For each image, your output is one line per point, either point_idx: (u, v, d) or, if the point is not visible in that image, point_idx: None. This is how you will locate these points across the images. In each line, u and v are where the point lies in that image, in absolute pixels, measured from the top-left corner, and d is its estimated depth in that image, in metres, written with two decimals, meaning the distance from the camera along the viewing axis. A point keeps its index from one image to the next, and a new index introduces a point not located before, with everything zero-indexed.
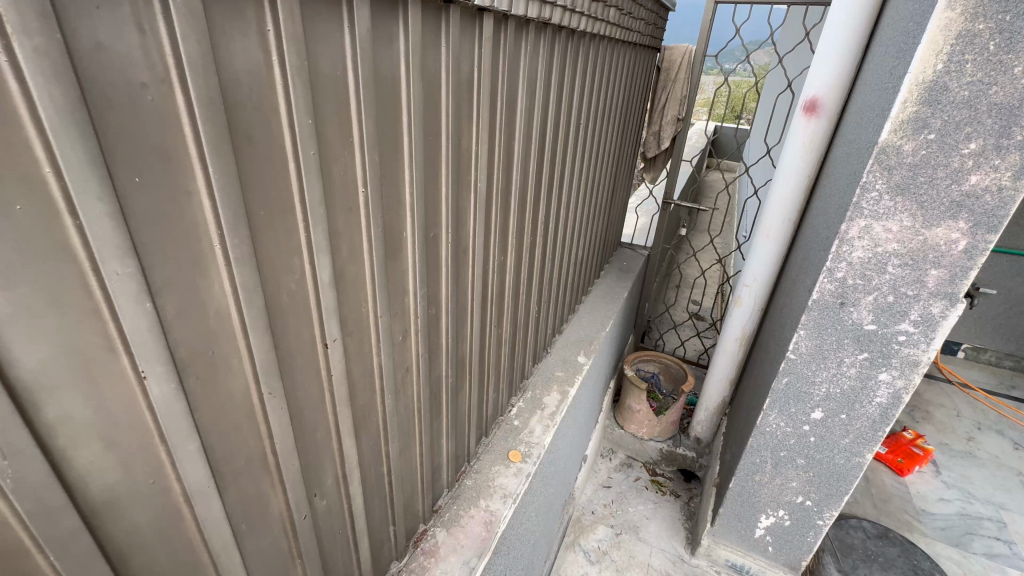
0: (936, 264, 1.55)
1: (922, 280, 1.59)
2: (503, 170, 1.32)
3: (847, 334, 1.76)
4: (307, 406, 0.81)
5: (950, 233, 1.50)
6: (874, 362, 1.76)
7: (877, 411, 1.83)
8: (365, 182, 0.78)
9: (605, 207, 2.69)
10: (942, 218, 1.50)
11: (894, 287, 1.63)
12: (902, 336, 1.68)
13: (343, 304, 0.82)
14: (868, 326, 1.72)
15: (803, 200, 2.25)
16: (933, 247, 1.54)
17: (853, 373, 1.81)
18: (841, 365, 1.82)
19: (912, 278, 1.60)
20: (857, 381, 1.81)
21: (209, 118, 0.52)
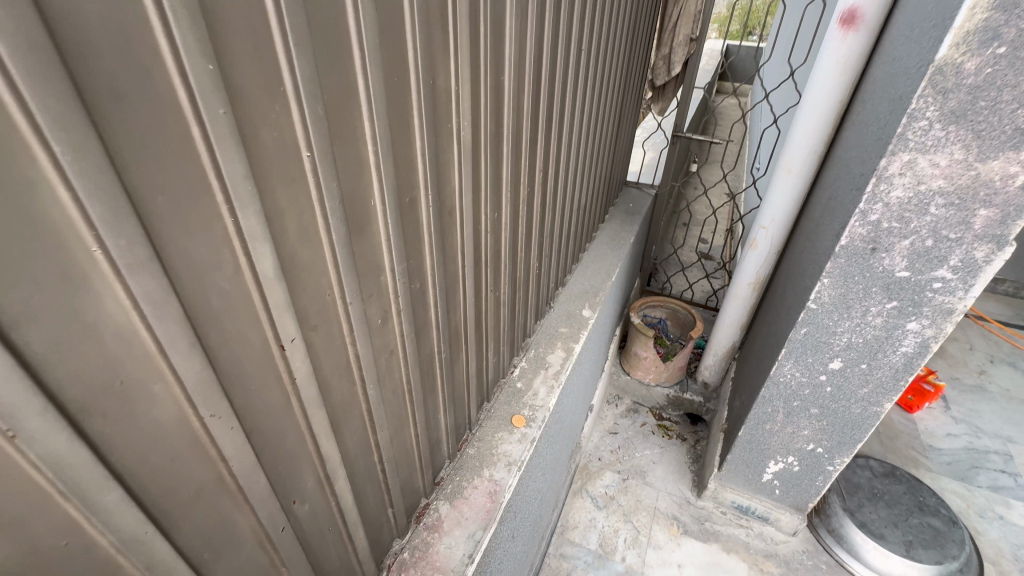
0: (987, 203, 1.38)
1: (968, 221, 1.41)
2: (493, 114, 1.12)
3: (876, 281, 1.61)
4: (268, 416, 0.69)
5: (1007, 168, 1.31)
6: (903, 311, 1.62)
7: (901, 361, 1.72)
8: (309, 145, 0.62)
9: (610, 145, 2.46)
10: (1001, 149, 1.30)
11: (935, 230, 1.46)
12: (937, 283, 1.53)
13: (300, 296, 0.68)
14: (901, 273, 1.57)
15: (830, 131, 2.02)
16: (985, 183, 1.35)
17: (878, 322, 1.68)
18: (866, 315, 1.69)
19: (957, 219, 1.43)
20: (882, 331, 1.69)
21: (37, 74, 0.35)
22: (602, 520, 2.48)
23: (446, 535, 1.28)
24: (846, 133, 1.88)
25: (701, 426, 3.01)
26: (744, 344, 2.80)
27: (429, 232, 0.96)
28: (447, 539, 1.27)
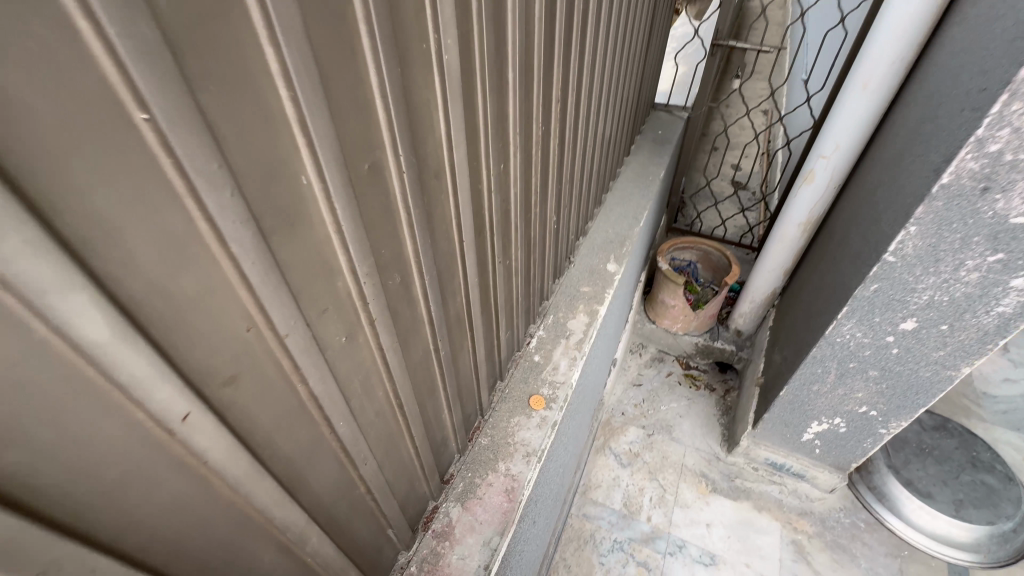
0: None
1: None
2: (493, 26, 0.79)
3: (980, 229, 1.29)
4: (173, 517, 0.48)
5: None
6: (1010, 265, 1.31)
7: (993, 323, 1.44)
8: (154, 108, 0.34)
9: (640, 60, 2.03)
10: None
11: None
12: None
13: (194, 347, 0.44)
14: (1016, 219, 1.24)
15: (928, 32, 1.59)
16: None
17: (973, 278, 1.38)
18: (958, 269, 1.38)
19: None
20: (975, 289, 1.39)
21: None
22: (626, 478, 2.37)
23: (458, 543, 1.13)
24: (952, 34, 1.46)
25: (731, 375, 2.82)
26: (786, 290, 2.51)
27: (406, 206, 0.69)
28: (460, 547, 1.12)
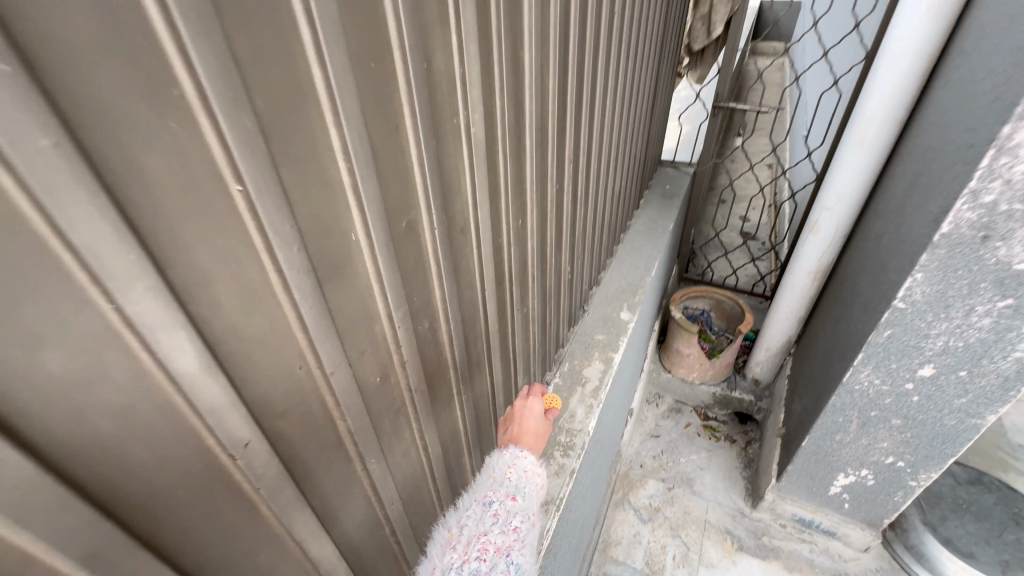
0: None
1: None
2: (512, 100, 0.89)
3: (986, 276, 1.32)
4: (223, 542, 0.52)
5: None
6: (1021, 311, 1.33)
7: (1011, 367, 1.43)
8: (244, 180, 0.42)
9: (645, 122, 2.17)
10: None
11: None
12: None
13: (255, 383, 0.50)
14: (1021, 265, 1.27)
15: (916, 95, 1.70)
16: None
17: (985, 324, 1.40)
18: (971, 313, 1.40)
19: None
20: (990, 334, 1.41)
21: None
22: (648, 535, 2.29)
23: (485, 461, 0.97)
24: (940, 91, 1.56)
25: (752, 427, 2.76)
26: (802, 338, 2.52)
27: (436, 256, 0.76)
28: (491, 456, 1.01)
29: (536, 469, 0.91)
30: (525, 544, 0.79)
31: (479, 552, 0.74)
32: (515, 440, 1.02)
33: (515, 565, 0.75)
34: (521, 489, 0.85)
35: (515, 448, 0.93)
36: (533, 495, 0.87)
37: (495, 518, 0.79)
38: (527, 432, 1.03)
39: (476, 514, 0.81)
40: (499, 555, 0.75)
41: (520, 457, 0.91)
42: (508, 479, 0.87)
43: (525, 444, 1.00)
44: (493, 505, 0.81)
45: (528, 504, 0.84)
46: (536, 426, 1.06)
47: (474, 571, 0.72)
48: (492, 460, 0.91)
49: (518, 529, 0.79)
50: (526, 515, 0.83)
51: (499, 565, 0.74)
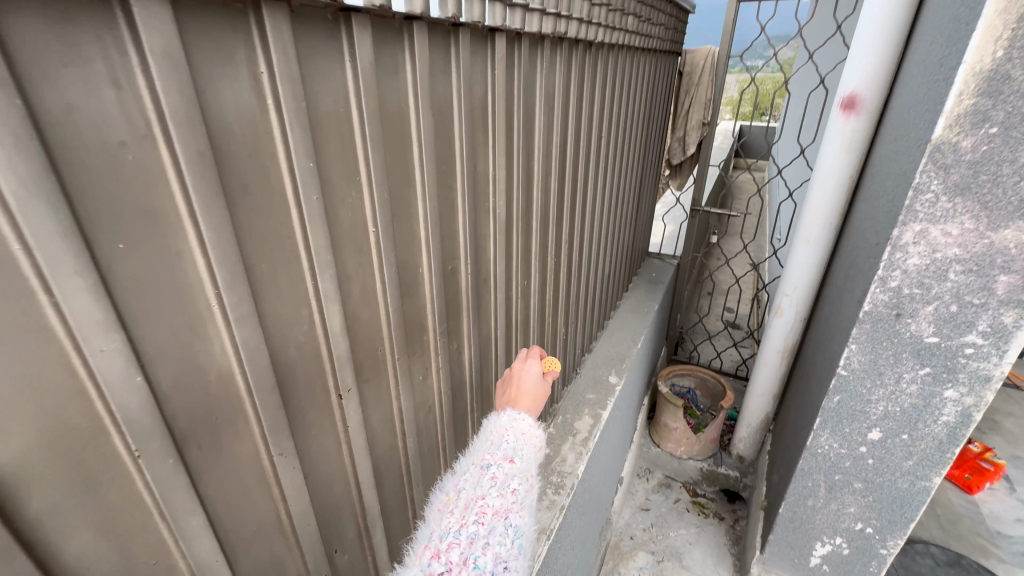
0: (1006, 270, 1.40)
1: (990, 288, 1.43)
2: (523, 193, 1.26)
3: (905, 347, 1.61)
4: (321, 461, 0.76)
5: (1014, 237, 1.36)
6: (938, 377, 1.60)
7: (943, 429, 1.66)
8: (376, 222, 0.74)
9: (631, 218, 2.60)
10: (1008, 219, 1.36)
11: (959, 295, 1.48)
12: (970, 348, 1.52)
13: (357, 350, 0.77)
14: (930, 337, 1.57)
15: (845, 204, 2.10)
16: (999, 251, 1.40)
17: (914, 390, 1.65)
18: (901, 380, 1.66)
19: (978, 286, 1.45)
20: (919, 399, 1.66)
21: (200, 176, 0.48)
22: None
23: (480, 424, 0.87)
24: (861, 201, 1.94)
25: (740, 506, 2.83)
26: (778, 415, 2.71)
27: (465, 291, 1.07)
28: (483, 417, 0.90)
29: (536, 430, 0.83)
30: (524, 505, 0.72)
31: (477, 515, 0.68)
32: (512, 401, 0.87)
33: (515, 529, 0.69)
34: (520, 450, 0.78)
35: (515, 409, 0.84)
36: (532, 457, 0.79)
37: (493, 480, 0.72)
38: (527, 393, 0.87)
39: (472, 475, 0.74)
40: (498, 518, 0.68)
41: (519, 418, 0.82)
42: (505, 442, 0.78)
43: (526, 406, 0.86)
44: (491, 467, 0.74)
45: (528, 465, 0.77)
46: (538, 389, 0.89)
47: (472, 535, 0.66)
48: (489, 421, 0.82)
49: (517, 491, 0.72)
50: (525, 476, 0.75)
51: (497, 528, 0.68)
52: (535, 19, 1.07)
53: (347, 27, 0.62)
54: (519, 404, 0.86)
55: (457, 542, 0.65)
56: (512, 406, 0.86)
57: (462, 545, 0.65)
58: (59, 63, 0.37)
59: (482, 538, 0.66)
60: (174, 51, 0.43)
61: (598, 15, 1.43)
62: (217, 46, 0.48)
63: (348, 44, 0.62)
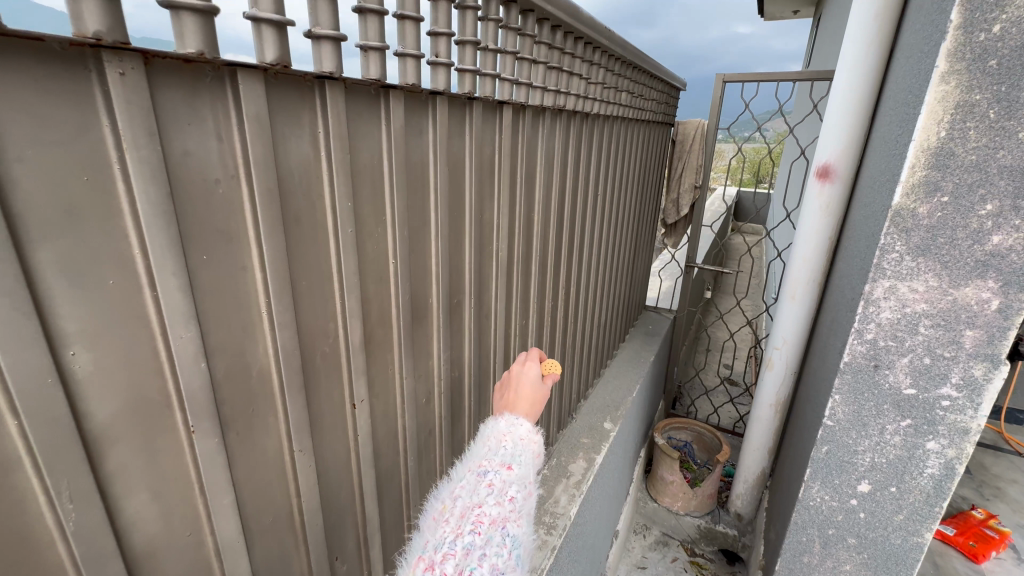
0: (970, 324, 1.15)
1: (959, 341, 1.18)
2: (523, 240, 1.40)
3: (880, 394, 1.31)
4: (333, 465, 0.84)
5: (979, 293, 1.13)
6: (920, 429, 1.29)
7: (930, 482, 1.33)
8: (396, 254, 0.87)
9: (627, 271, 2.75)
10: (968, 277, 1.13)
11: (931, 348, 1.21)
12: (946, 401, 1.23)
13: (371, 366, 0.88)
14: (908, 389, 1.27)
15: (827, 262, 2.08)
16: (964, 307, 1.15)
17: (896, 440, 1.33)
18: (883, 433, 1.34)
19: (947, 339, 1.19)
20: (902, 451, 1.33)
21: (268, 207, 0.61)
22: None
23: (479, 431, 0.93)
24: (839, 265, 1.92)
25: (740, 568, 2.69)
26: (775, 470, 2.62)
27: (468, 323, 1.18)
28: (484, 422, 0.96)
29: (534, 436, 0.87)
30: (521, 514, 0.76)
31: (473, 524, 0.71)
32: (511, 405, 0.92)
33: (512, 539, 0.72)
34: (517, 457, 0.82)
35: (512, 416, 0.89)
36: (530, 463, 0.83)
37: (490, 489, 0.76)
38: (524, 398, 0.92)
39: (469, 484, 0.78)
40: (495, 528, 0.72)
41: (516, 425, 0.87)
42: (503, 449, 0.83)
43: (524, 411, 0.90)
44: (488, 474, 0.78)
45: (524, 472, 0.81)
46: (536, 392, 0.94)
47: (468, 546, 0.69)
48: (488, 428, 0.87)
49: (515, 499, 0.76)
50: (522, 484, 0.79)
51: (494, 538, 0.71)
52: (537, 93, 1.26)
53: (384, 99, 0.78)
54: (517, 409, 0.91)
55: (453, 552, 0.69)
56: (510, 411, 0.91)
57: (457, 555, 0.68)
58: (186, 123, 0.52)
59: (478, 548, 0.69)
60: (262, 116, 0.58)
61: (593, 89, 1.63)
62: (291, 112, 0.63)
63: (385, 112, 0.78)
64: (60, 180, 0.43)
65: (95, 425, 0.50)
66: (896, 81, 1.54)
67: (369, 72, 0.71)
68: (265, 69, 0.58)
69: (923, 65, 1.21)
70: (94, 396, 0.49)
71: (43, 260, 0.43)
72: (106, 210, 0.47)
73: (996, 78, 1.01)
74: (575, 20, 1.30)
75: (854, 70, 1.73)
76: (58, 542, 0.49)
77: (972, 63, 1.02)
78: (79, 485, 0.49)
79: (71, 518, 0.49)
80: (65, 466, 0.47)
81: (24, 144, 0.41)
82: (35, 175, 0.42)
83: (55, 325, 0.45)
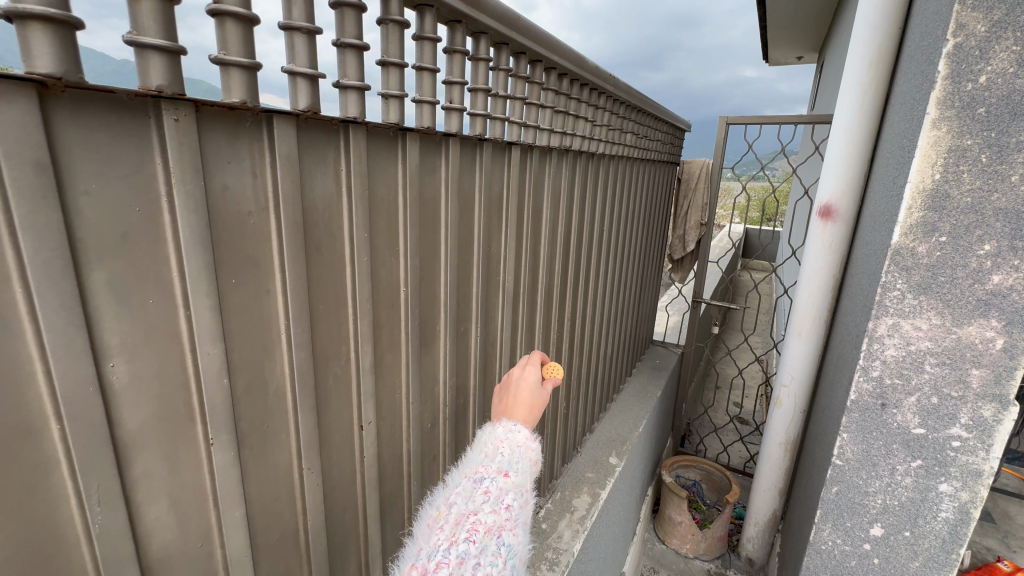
0: (977, 363, 1.09)
1: (967, 381, 1.11)
2: (530, 273, 1.45)
3: (890, 434, 1.22)
4: (339, 485, 0.87)
5: (983, 332, 1.07)
6: (931, 471, 1.19)
7: (946, 531, 1.21)
8: (407, 283, 0.92)
9: (633, 306, 2.77)
10: (969, 316, 1.08)
11: (937, 387, 1.14)
12: (956, 441, 1.15)
13: (380, 389, 0.92)
14: (917, 429, 1.19)
15: (832, 300, 2.08)
16: (968, 345, 1.09)
17: (907, 482, 1.23)
18: (893, 474, 1.24)
19: (954, 378, 1.12)
20: (915, 494, 1.23)
21: (292, 237, 0.67)
22: None
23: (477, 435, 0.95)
24: (842, 303, 1.93)
25: None
26: (787, 514, 2.49)
27: (473, 352, 1.22)
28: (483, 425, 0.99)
29: (531, 444, 0.89)
30: (517, 523, 0.78)
31: (468, 533, 0.73)
32: (508, 410, 0.95)
33: (507, 548, 0.75)
34: (514, 464, 0.84)
35: (510, 422, 0.91)
36: (527, 471, 0.86)
37: (486, 496, 0.78)
38: (522, 403, 0.95)
39: (465, 491, 0.80)
40: (490, 536, 0.74)
41: (514, 432, 0.89)
42: (500, 455, 0.85)
43: (521, 417, 0.93)
44: (484, 481, 0.81)
45: (520, 480, 0.83)
46: (534, 398, 0.97)
47: (462, 555, 0.71)
48: (485, 434, 0.89)
49: (511, 508, 0.78)
50: (518, 492, 0.82)
51: (489, 547, 0.73)
52: (544, 135, 1.33)
53: (402, 141, 0.85)
54: (514, 415, 0.93)
55: (447, 561, 0.70)
56: (507, 417, 0.94)
57: (451, 564, 0.70)
58: (226, 161, 0.58)
59: (472, 557, 0.71)
60: (293, 155, 0.65)
61: (599, 130, 1.71)
62: (318, 152, 0.70)
63: (402, 152, 0.85)
64: (115, 209, 0.49)
65: (125, 433, 0.54)
66: (891, 126, 1.61)
67: (388, 117, 0.79)
68: (297, 115, 0.65)
69: (914, 112, 1.26)
70: (129, 406, 0.54)
71: (96, 279, 0.49)
72: (152, 236, 0.53)
73: (984, 125, 1.01)
74: (581, 68, 1.40)
75: (852, 115, 1.80)
76: (83, 543, 0.52)
77: (963, 109, 1.01)
78: (107, 488, 0.52)
79: (97, 521, 0.52)
80: (97, 469, 0.51)
81: (90, 178, 0.47)
82: (96, 206, 0.48)
83: (100, 338, 0.50)
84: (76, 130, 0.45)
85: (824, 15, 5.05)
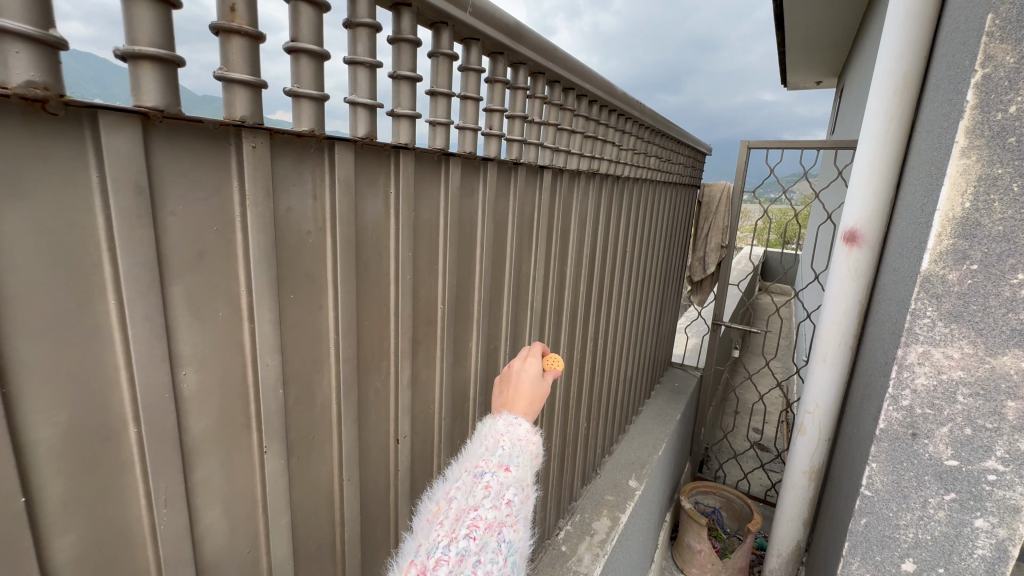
0: (1013, 395, 1.07)
1: (1003, 413, 1.09)
2: (556, 293, 1.47)
3: (924, 466, 1.19)
4: (374, 498, 0.88)
5: (1018, 363, 1.05)
6: (965, 505, 1.16)
7: (982, 567, 1.17)
8: (444, 300, 0.95)
9: (653, 328, 2.76)
10: (1005, 346, 1.06)
11: (971, 418, 1.12)
12: (992, 475, 1.12)
13: (415, 404, 0.94)
14: (950, 461, 1.16)
15: (858, 326, 2.04)
16: (1003, 377, 1.07)
17: (941, 515, 1.19)
18: (925, 507, 1.21)
19: (989, 410, 1.10)
20: (948, 528, 1.19)
21: (345, 256, 0.71)
22: None
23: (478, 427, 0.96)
24: (870, 330, 1.90)
25: None
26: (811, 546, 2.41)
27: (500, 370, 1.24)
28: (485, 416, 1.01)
29: (532, 436, 0.90)
30: (518, 519, 0.79)
31: (468, 529, 0.74)
32: (509, 403, 0.96)
33: (507, 545, 0.76)
34: (514, 459, 0.85)
35: (511, 415, 0.92)
36: (528, 464, 0.86)
37: (486, 492, 0.79)
38: (522, 395, 0.95)
39: (465, 486, 0.81)
40: (490, 533, 0.75)
41: (515, 425, 0.90)
42: (500, 449, 0.86)
43: (521, 410, 0.94)
44: (485, 476, 0.81)
45: (521, 475, 0.84)
46: (535, 390, 0.97)
47: (462, 552, 0.72)
48: (487, 427, 0.90)
49: (511, 503, 0.79)
50: (519, 486, 0.82)
51: (489, 544, 0.74)
52: (574, 158, 1.37)
53: (445, 166, 0.89)
54: (515, 408, 0.94)
55: (446, 558, 0.71)
56: (508, 410, 0.94)
57: (451, 561, 0.70)
58: (293, 185, 0.62)
59: (472, 554, 0.72)
60: (349, 179, 0.69)
61: (624, 154, 1.75)
62: (371, 176, 0.74)
63: (445, 176, 0.89)
64: (196, 229, 0.53)
65: (191, 438, 0.57)
66: (918, 153, 1.61)
67: (435, 142, 0.83)
68: (355, 141, 0.69)
69: (943, 140, 1.27)
70: (196, 412, 0.57)
71: (177, 292, 0.53)
72: (225, 254, 0.56)
73: (1018, 153, 1.01)
74: (610, 95, 1.44)
75: (878, 141, 1.80)
76: (148, 545, 0.55)
77: (993, 139, 1.02)
78: (172, 490, 0.55)
79: (162, 522, 0.55)
80: (165, 471, 0.54)
81: (178, 201, 0.51)
82: (181, 225, 0.52)
83: (177, 349, 0.54)
84: (170, 157, 0.50)
85: (845, 41, 5.06)
